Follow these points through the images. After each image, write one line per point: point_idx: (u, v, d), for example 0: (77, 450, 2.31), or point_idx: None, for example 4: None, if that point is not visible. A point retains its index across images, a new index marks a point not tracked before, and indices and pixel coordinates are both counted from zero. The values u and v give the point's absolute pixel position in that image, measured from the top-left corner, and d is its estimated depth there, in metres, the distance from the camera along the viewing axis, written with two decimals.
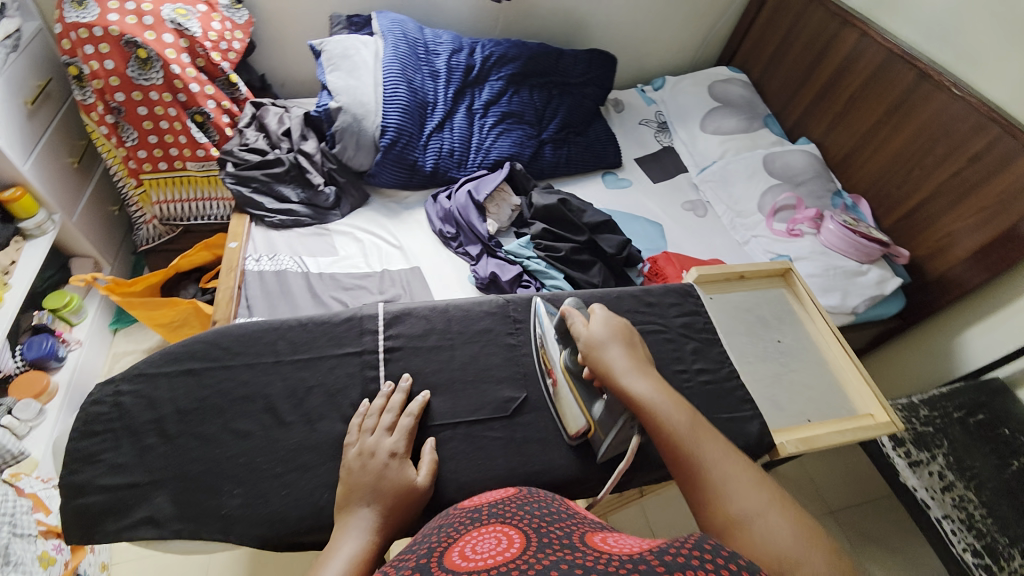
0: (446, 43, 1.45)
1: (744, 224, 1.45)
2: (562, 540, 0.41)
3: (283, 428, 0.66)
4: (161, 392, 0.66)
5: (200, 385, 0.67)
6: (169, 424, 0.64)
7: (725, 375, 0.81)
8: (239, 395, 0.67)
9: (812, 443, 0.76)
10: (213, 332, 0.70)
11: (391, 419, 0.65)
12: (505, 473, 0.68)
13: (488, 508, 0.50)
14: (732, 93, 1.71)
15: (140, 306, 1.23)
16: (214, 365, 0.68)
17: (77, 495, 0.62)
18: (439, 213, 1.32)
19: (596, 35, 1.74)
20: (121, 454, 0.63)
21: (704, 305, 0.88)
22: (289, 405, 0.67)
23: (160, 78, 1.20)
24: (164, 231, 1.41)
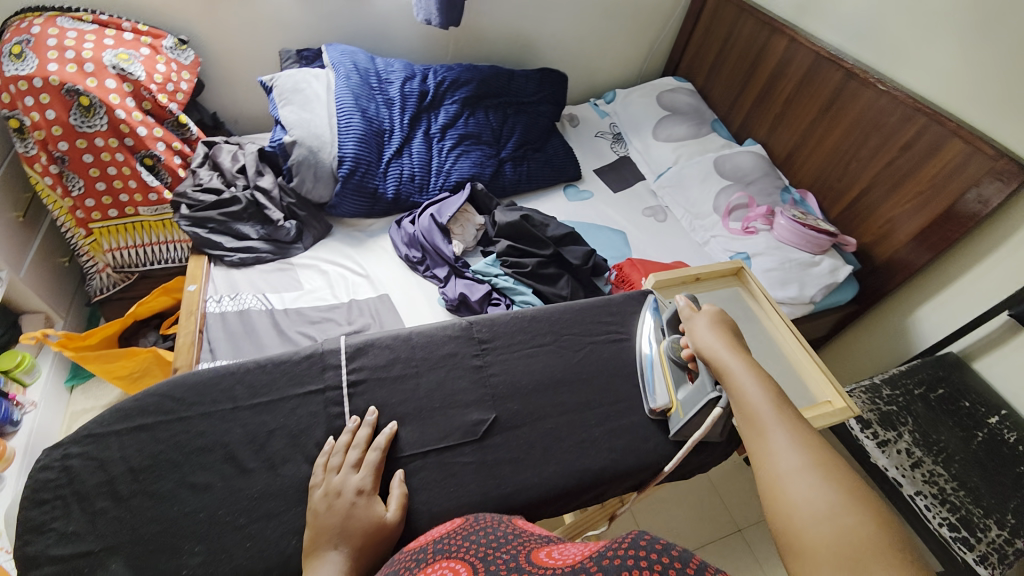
0: (398, 71, 1.47)
1: (702, 225, 1.50)
2: (509, 563, 0.42)
3: (245, 476, 0.64)
4: (112, 452, 0.63)
5: (154, 440, 0.64)
6: (121, 485, 0.61)
7: None
8: (197, 446, 0.64)
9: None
10: (166, 383, 0.68)
11: (358, 456, 0.64)
12: (480, 497, 0.68)
13: (433, 545, 0.50)
14: (679, 102, 1.78)
15: (95, 359, 1.17)
16: (168, 418, 0.65)
17: (31, 568, 0.58)
18: (404, 239, 1.32)
19: (545, 55, 1.79)
20: (71, 521, 0.60)
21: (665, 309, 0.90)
22: (250, 451, 0.65)
23: (105, 125, 1.17)
24: (119, 279, 1.35)
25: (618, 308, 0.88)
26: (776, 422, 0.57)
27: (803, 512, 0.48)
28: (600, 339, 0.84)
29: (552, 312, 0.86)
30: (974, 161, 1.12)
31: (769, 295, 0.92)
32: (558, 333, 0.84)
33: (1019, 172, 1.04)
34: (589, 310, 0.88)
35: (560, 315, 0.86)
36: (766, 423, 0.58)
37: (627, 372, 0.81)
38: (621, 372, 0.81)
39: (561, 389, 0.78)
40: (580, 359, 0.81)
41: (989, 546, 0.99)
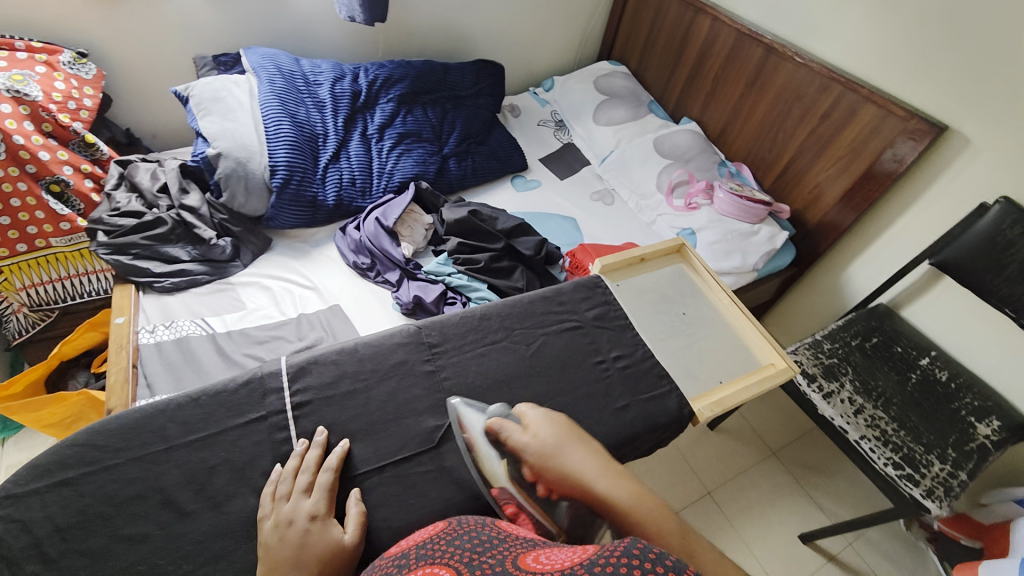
0: (327, 72, 1.41)
1: (648, 205, 1.53)
2: (495, 569, 0.41)
3: (186, 520, 0.60)
4: (33, 513, 0.57)
5: (79, 494, 0.59)
6: (47, 548, 0.56)
7: (641, 356, 0.85)
8: (129, 495, 0.60)
9: (725, 404, 0.80)
10: (90, 430, 0.63)
11: (308, 480, 0.62)
12: (443, 504, 0.66)
13: (417, 549, 0.49)
14: (616, 85, 1.81)
15: (19, 410, 1.07)
16: (92, 469, 0.60)
17: None
18: (351, 245, 1.28)
19: (479, 47, 1.77)
20: None
21: (613, 293, 0.92)
22: (190, 492, 0.61)
23: (2, 152, 1.05)
24: (37, 318, 1.23)
25: (567, 297, 0.89)
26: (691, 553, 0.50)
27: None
28: (552, 328, 0.85)
29: (502, 308, 0.86)
30: (888, 123, 1.20)
31: (709, 268, 0.95)
32: (509, 328, 0.83)
33: (930, 129, 1.13)
34: (538, 302, 0.88)
35: (510, 310, 0.86)
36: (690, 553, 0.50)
37: (581, 360, 0.82)
38: (575, 361, 0.82)
39: (517, 384, 0.78)
40: (534, 352, 0.82)
41: (933, 480, 1.07)
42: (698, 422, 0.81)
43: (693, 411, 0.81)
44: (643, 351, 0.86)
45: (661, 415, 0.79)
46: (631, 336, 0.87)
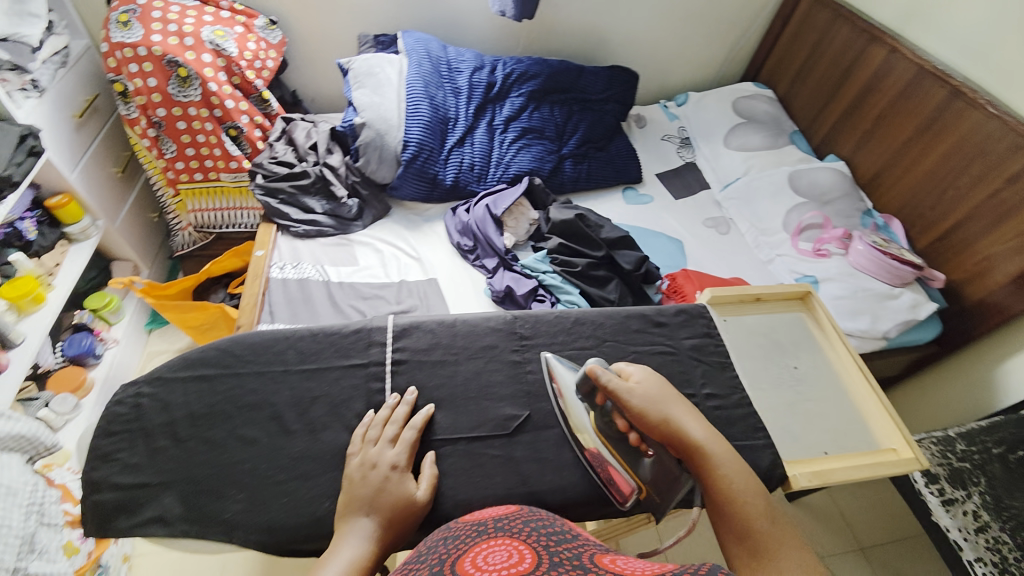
0: (469, 61, 1.48)
1: (768, 242, 1.41)
2: (573, 560, 0.42)
3: (287, 436, 0.67)
4: (175, 396, 0.69)
5: (212, 391, 0.69)
6: (181, 427, 0.67)
7: (736, 402, 0.77)
8: (248, 402, 0.69)
9: (826, 478, 0.73)
10: (227, 340, 0.73)
11: (394, 432, 0.66)
12: (500, 490, 0.68)
13: (493, 521, 0.53)
14: (758, 109, 1.68)
15: (173, 309, 1.29)
16: (226, 371, 0.71)
17: (94, 491, 0.64)
18: (458, 226, 1.34)
19: (618, 52, 1.74)
20: (134, 454, 0.66)
21: (717, 327, 0.85)
22: (294, 413, 0.69)
23: (198, 95, 1.27)
24: (198, 237, 1.49)
25: (668, 319, 0.83)
26: (764, 535, 0.54)
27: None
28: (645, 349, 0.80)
29: (597, 315, 0.83)
30: None
31: (837, 326, 0.85)
32: (600, 339, 0.81)
33: None
34: (635, 318, 0.83)
35: (605, 319, 0.83)
36: (756, 535, 0.54)
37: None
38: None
39: None
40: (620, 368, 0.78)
41: None
42: (788, 489, 0.74)
43: (785, 475, 0.73)
44: (738, 396, 0.78)
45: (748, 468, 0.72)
46: (729, 377, 0.80)
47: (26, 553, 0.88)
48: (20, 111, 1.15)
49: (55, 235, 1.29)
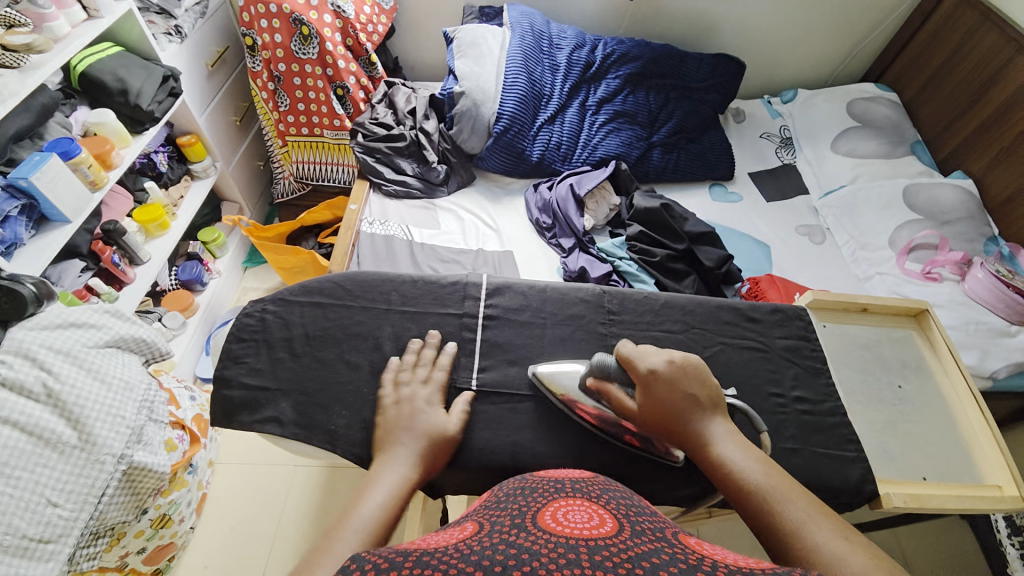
0: (570, 38, 1.47)
1: (867, 257, 1.30)
2: (656, 532, 0.45)
3: (386, 367, 0.73)
4: (294, 316, 0.76)
5: (325, 316, 0.76)
6: (298, 344, 0.74)
7: (828, 409, 0.74)
8: (354, 332, 0.75)
9: (924, 502, 0.69)
10: (340, 275, 0.80)
11: (424, 373, 0.70)
12: (574, 449, 0.71)
13: (569, 482, 0.56)
14: (877, 113, 1.54)
15: (271, 250, 1.41)
16: (337, 302, 0.78)
17: (223, 387, 0.72)
18: (538, 203, 1.34)
19: (724, 40, 1.65)
20: (259, 360, 0.74)
21: (816, 332, 0.81)
22: (394, 348, 0.74)
23: (315, 54, 1.36)
24: (297, 188, 1.61)
25: (762, 316, 0.80)
26: (787, 516, 0.53)
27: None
28: (734, 342, 0.77)
29: (687, 300, 0.81)
30: None
31: (957, 352, 0.79)
32: (688, 325, 0.79)
33: None
34: (726, 310, 0.81)
35: (693, 306, 0.81)
36: (778, 513, 0.54)
37: (756, 385, 0.74)
38: (749, 381, 0.75)
39: None
40: (706, 357, 0.76)
41: None
42: (877, 507, 0.70)
43: (876, 492, 0.69)
44: (832, 404, 0.75)
45: (836, 478, 0.69)
46: (824, 385, 0.76)
47: (135, 441, 0.94)
48: (166, 54, 1.27)
49: (182, 170, 1.44)
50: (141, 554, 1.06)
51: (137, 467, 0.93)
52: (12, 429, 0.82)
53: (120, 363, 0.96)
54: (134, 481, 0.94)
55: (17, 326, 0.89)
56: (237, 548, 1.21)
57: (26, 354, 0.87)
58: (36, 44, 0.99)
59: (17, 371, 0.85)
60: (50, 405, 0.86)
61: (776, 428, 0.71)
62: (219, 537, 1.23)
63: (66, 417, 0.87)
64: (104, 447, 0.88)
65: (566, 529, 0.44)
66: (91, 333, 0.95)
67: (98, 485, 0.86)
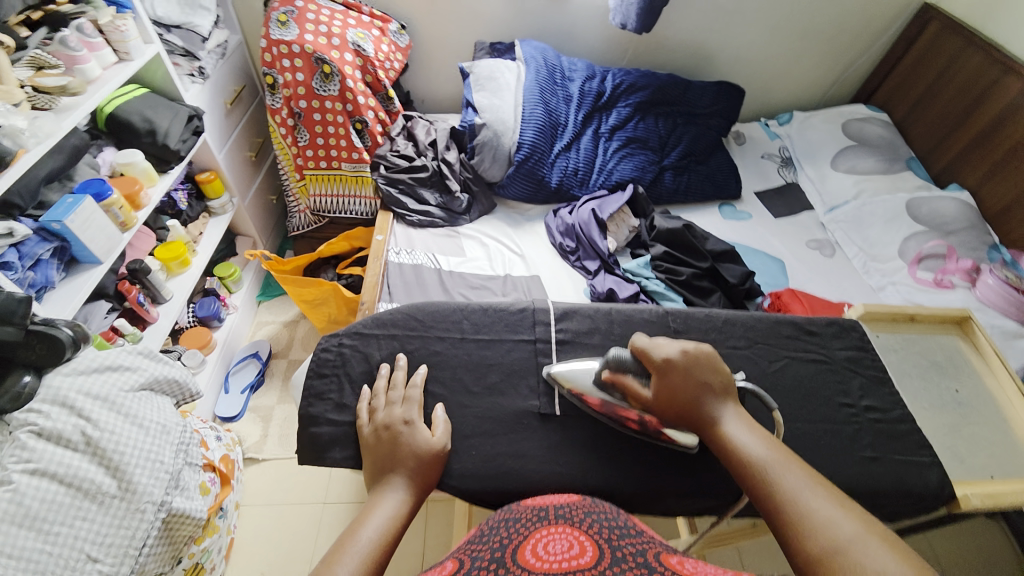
0: (581, 71, 1.54)
1: (879, 269, 1.35)
2: (638, 556, 0.46)
3: (470, 395, 0.74)
4: (372, 349, 0.77)
5: (403, 347, 0.77)
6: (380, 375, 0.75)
7: (898, 416, 0.76)
8: (431, 362, 0.76)
9: (1001, 501, 0.71)
10: (410, 305, 0.81)
11: (399, 395, 0.70)
12: (660, 467, 0.72)
13: (554, 509, 0.58)
14: (870, 132, 1.63)
15: (293, 283, 1.38)
16: (412, 333, 0.79)
17: (311, 424, 0.72)
18: (560, 227, 1.37)
19: (723, 68, 1.74)
20: (345, 395, 0.73)
21: (871, 341, 0.84)
22: (473, 376, 0.76)
23: (336, 91, 1.38)
24: (312, 221, 1.61)
25: (820, 329, 0.83)
26: (786, 489, 0.55)
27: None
28: (799, 355, 0.80)
29: (745, 317, 0.83)
30: None
31: (1003, 353, 0.83)
32: (753, 340, 0.80)
33: None
34: (785, 325, 0.84)
35: (755, 323, 0.83)
36: (777, 486, 0.56)
37: (827, 396, 0.76)
38: (819, 393, 0.76)
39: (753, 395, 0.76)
40: (775, 371, 0.78)
41: None
42: (956, 509, 0.72)
43: (955, 494, 0.72)
44: (900, 412, 0.77)
45: (917, 484, 0.71)
46: (889, 393, 0.79)
47: (173, 487, 0.90)
48: (189, 94, 1.29)
49: (201, 207, 1.44)
50: None
51: (176, 513, 0.89)
52: (49, 481, 0.77)
53: (155, 407, 0.93)
54: (173, 530, 0.90)
55: (54, 373, 0.86)
56: None
57: (63, 402, 0.83)
58: (69, 86, 0.99)
59: (56, 420, 0.81)
60: (89, 454, 0.82)
61: (854, 438, 0.73)
62: None
63: (105, 465, 0.82)
64: (145, 495, 0.84)
65: (546, 565, 0.44)
66: (128, 376, 0.92)
67: (138, 536, 0.82)
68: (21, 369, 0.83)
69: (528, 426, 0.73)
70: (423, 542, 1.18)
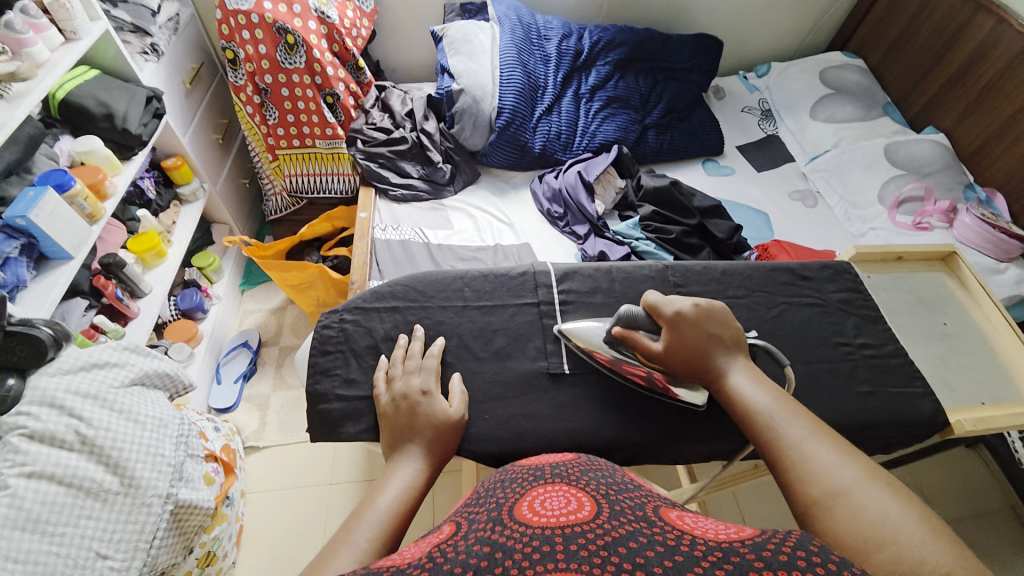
0: (557, 29, 1.48)
1: (859, 215, 1.37)
2: (637, 510, 0.45)
3: (478, 362, 0.74)
4: (375, 322, 0.76)
5: (406, 319, 0.76)
6: (385, 348, 0.74)
7: (891, 352, 0.79)
8: (437, 332, 0.76)
9: (992, 424, 0.75)
10: (409, 277, 0.80)
11: (416, 364, 0.69)
12: (668, 416, 0.74)
13: (549, 468, 0.57)
14: (847, 80, 1.63)
15: (275, 268, 1.33)
16: (414, 304, 0.78)
17: (321, 401, 0.71)
18: (546, 193, 1.35)
19: (700, 20, 1.71)
20: (352, 370, 0.72)
21: (863, 282, 0.87)
22: (480, 342, 0.76)
23: (303, 62, 1.31)
24: (290, 203, 1.56)
25: (814, 274, 0.85)
26: (789, 436, 0.56)
27: (894, 529, 0.44)
28: (795, 300, 0.82)
29: (742, 267, 0.85)
30: None
31: (987, 285, 0.87)
32: (750, 289, 0.82)
33: None
34: (781, 272, 0.86)
35: (752, 272, 0.85)
36: (780, 433, 0.56)
37: (823, 336, 0.79)
38: (816, 334, 0.79)
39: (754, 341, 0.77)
40: (773, 316, 0.80)
41: None
42: (949, 435, 0.76)
43: (948, 421, 0.75)
44: (892, 346, 0.80)
45: (911, 413, 0.74)
46: (882, 330, 0.82)
47: (178, 479, 0.89)
48: (144, 73, 1.20)
49: (170, 195, 1.37)
50: None
51: (184, 505, 0.88)
52: (50, 484, 0.76)
53: (150, 401, 0.91)
54: (182, 521, 0.90)
55: (39, 373, 0.83)
56: None
57: (52, 403, 0.80)
58: (19, 72, 0.92)
59: (47, 422, 0.79)
60: (85, 453, 0.80)
61: (851, 374, 0.76)
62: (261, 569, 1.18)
63: (105, 463, 0.81)
64: (149, 489, 0.83)
65: (543, 519, 0.44)
66: (115, 372, 0.89)
67: (147, 530, 0.81)
68: (2, 372, 0.80)
69: (539, 387, 0.74)
70: (433, 513, 1.20)
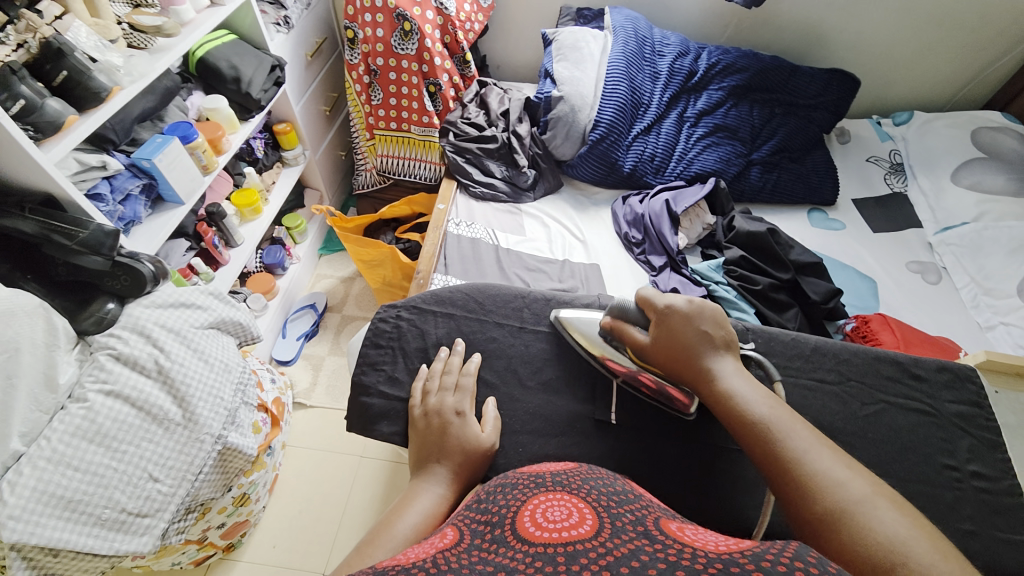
0: (674, 45, 1.41)
1: (990, 305, 1.17)
2: (637, 524, 0.42)
3: (522, 391, 0.72)
4: (429, 326, 0.76)
5: (459, 329, 0.76)
6: (432, 354, 0.74)
7: (1007, 489, 0.68)
8: (487, 349, 0.75)
9: None
10: (470, 286, 0.80)
11: (452, 381, 0.69)
12: (714, 496, 0.67)
13: (551, 476, 0.54)
14: (1004, 146, 1.40)
15: (353, 242, 1.39)
16: (469, 315, 0.77)
17: (362, 394, 0.73)
18: (628, 216, 1.29)
19: (838, 54, 1.53)
20: (397, 369, 0.74)
21: (987, 396, 0.74)
22: (528, 369, 0.74)
23: (414, 50, 1.35)
24: (377, 180, 1.61)
25: (926, 374, 0.74)
26: (788, 444, 0.53)
27: (907, 551, 0.43)
28: (893, 399, 0.72)
29: (836, 347, 0.75)
30: None
31: None
32: (844, 376, 0.73)
33: None
34: (885, 362, 0.75)
35: (848, 356, 0.75)
36: (780, 442, 0.53)
37: (927, 454, 0.69)
38: (917, 448, 0.69)
39: (834, 437, 0.69)
40: (866, 416, 0.70)
41: None
42: None
43: None
44: (1012, 484, 0.68)
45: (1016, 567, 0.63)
46: (1001, 460, 0.70)
47: (230, 423, 0.96)
48: (273, 43, 1.30)
49: (275, 156, 1.48)
50: (220, 529, 1.09)
51: (231, 448, 0.95)
52: (123, 404, 0.83)
53: (220, 346, 0.99)
54: (225, 461, 0.97)
55: (135, 302, 0.92)
56: (299, 538, 1.22)
57: (141, 331, 0.89)
58: (165, 28, 1.02)
59: (133, 347, 0.87)
60: (160, 381, 0.88)
61: (954, 508, 0.66)
62: (284, 518, 1.25)
63: (173, 394, 0.88)
64: (205, 426, 0.90)
65: (545, 535, 0.41)
66: (200, 314, 0.98)
67: (196, 462, 0.89)
68: (105, 295, 0.91)
69: (580, 432, 0.70)
70: None
